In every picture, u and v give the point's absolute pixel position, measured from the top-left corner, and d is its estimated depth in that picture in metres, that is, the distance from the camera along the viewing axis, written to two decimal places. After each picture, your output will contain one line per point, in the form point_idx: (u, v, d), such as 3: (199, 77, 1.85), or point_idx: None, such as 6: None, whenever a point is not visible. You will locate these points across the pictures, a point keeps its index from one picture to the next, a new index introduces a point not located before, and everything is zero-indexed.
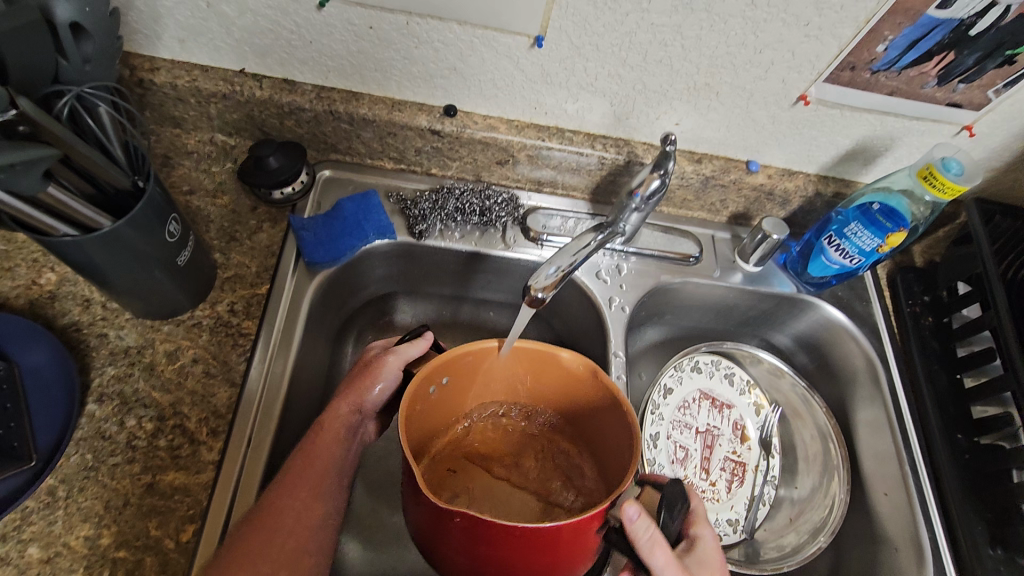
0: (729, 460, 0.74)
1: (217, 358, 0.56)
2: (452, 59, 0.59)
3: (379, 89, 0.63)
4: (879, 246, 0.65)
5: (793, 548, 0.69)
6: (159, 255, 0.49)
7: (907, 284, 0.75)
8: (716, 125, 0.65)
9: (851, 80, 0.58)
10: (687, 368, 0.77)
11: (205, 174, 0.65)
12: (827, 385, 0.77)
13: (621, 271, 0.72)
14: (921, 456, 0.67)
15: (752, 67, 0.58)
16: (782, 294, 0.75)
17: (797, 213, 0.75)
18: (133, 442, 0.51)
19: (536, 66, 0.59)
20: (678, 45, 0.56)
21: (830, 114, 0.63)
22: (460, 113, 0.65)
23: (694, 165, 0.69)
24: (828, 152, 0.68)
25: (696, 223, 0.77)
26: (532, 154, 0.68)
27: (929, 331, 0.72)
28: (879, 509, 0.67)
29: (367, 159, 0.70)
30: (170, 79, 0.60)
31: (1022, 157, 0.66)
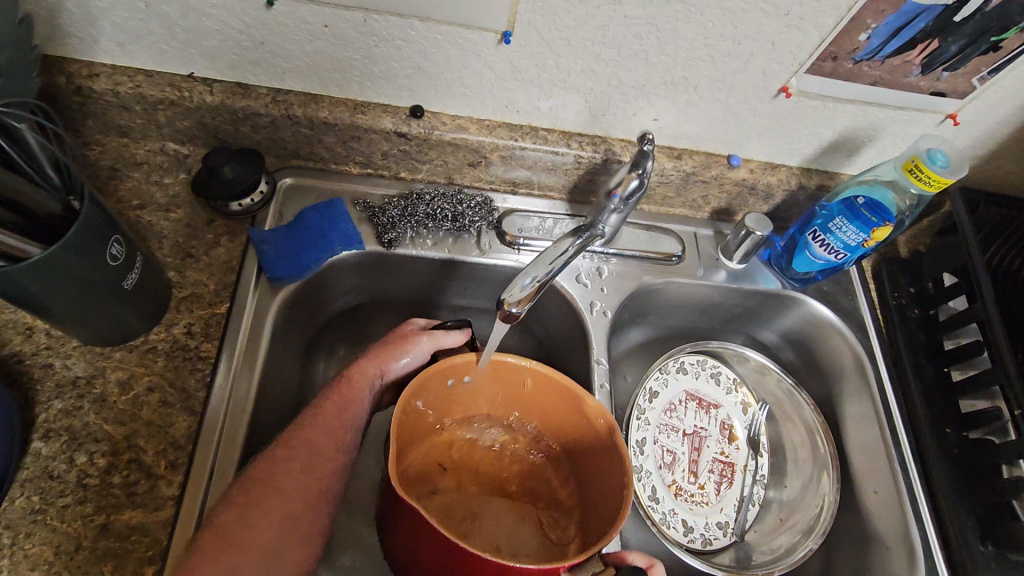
0: (717, 462, 0.72)
1: (174, 385, 0.52)
2: (415, 58, 0.55)
3: (340, 91, 0.59)
4: (864, 241, 0.63)
5: (785, 550, 0.68)
6: (102, 281, 0.45)
7: (892, 276, 0.74)
8: (696, 120, 0.63)
9: (833, 71, 0.56)
10: (673, 370, 0.75)
11: (157, 187, 0.61)
12: (814, 381, 0.76)
13: (602, 274, 0.69)
14: (911, 452, 0.66)
15: (731, 60, 0.55)
16: (767, 291, 0.73)
17: (780, 208, 0.73)
18: (85, 481, 0.47)
19: (504, 63, 0.56)
20: (653, 38, 0.53)
21: (812, 106, 0.60)
22: (428, 114, 0.62)
23: (674, 162, 0.67)
24: (811, 145, 0.66)
25: (678, 220, 0.75)
26: (505, 155, 0.65)
27: (916, 324, 0.71)
28: (869, 508, 0.66)
29: (332, 164, 0.66)
30: (112, 86, 0.55)
31: (1007, 144, 0.65)
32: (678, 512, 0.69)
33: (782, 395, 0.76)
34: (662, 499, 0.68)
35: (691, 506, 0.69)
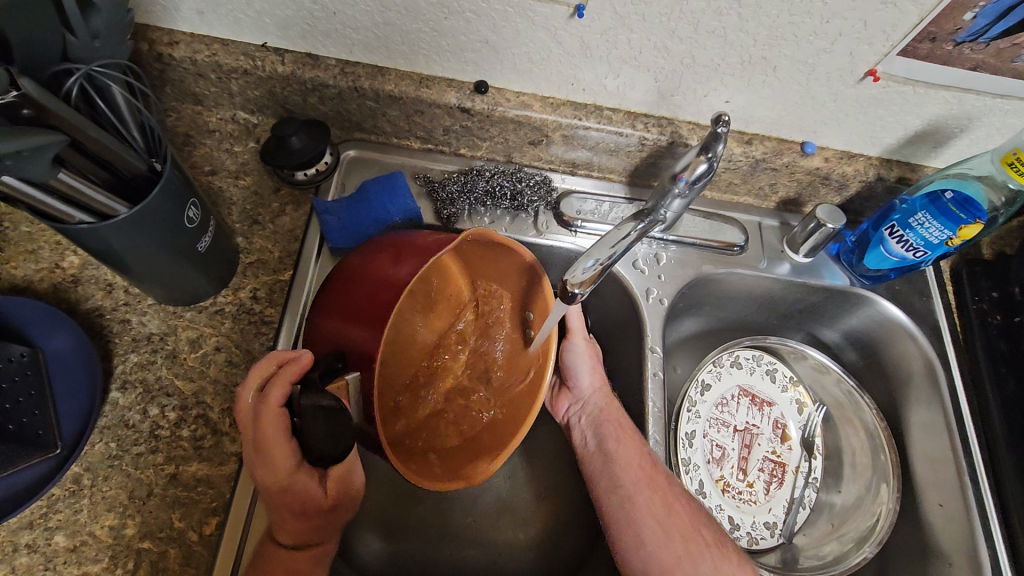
0: (768, 460, 0.70)
1: (239, 347, 0.54)
2: (484, 31, 0.55)
3: (406, 64, 0.59)
4: (948, 239, 0.59)
5: (835, 557, 0.66)
6: (178, 241, 0.47)
7: (973, 279, 0.69)
8: (772, 103, 0.60)
9: (929, 54, 0.52)
10: (726, 363, 0.73)
11: (227, 154, 0.63)
12: (877, 384, 0.72)
13: (660, 261, 0.68)
14: (982, 466, 0.62)
15: (817, 39, 0.52)
16: (833, 287, 0.69)
17: (853, 200, 0.69)
18: (157, 432, 0.50)
19: (574, 38, 0.54)
20: (734, 14, 0.50)
21: (901, 91, 0.56)
22: (492, 90, 0.61)
23: (744, 147, 0.64)
24: (894, 134, 0.62)
25: (742, 209, 0.72)
26: (568, 134, 0.63)
27: (998, 332, 0.66)
28: (931, 521, 0.63)
29: (393, 138, 0.66)
30: (190, 54, 0.57)
31: None
32: (724, 508, 0.67)
33: (841, 396, 0.73)
34: (709, 494, 0.67)
35: (739, 504, 0.68)
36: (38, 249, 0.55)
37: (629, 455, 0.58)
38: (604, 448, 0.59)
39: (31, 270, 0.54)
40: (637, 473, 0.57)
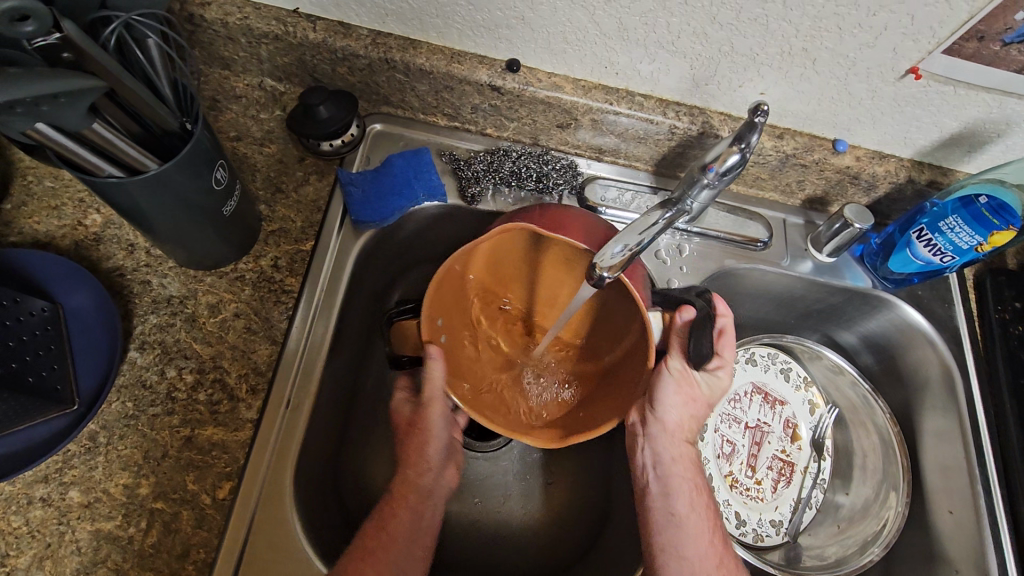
0: (777, 459, 0.70)
1: (258, 314, 0.54)
2: (521, 7, 0.54)
3: (439, 38, 0.58)
4: (979, 245, 0.58)
5: (837, 560, 0.65)
6: (204, 203, 0.46)
7: (997, 288, 0.68)
8: (807, 97, 0.59)
9: (975, 54, 0.51)
10: (742, 360, 0.72)
11: (253, 121, 0.62)
12: (893, 389, 0.71)
13: (683, 252, 0.67)
14: (996, 476, 0.62)
15: (861, 32, 0.51)
16: (854, 288, 0.69)
17: (881, 201, 0.68)
18: (174, 394, 0.50)
19: (613, 19, 0.53)
20: (779, 2, 0.49)
21: (941, 91, 0.55)
22: (524, 69, 0.60)
23: (775, 141, 0.63)
24: (929, 136, 0.61)
25: (767, 204, 0.71)
26: (597, 118, 0.63)
27: (1018, 342, 0.66)
28: (940, 527, 0.63)
29: (420, 114, 0.66)
30: (222, 15, 0.56)
31: None
32: (731, 504, 0.67)
33: (855, 399, 0.72)
34: (717, 489, 0.67)
35: (746, 500, 0.68)
36: (61, 205, 0.54)
37: (687, 515, 0.55)
38: (671, 506, 0.55)
39: (53, 226, 0.53)
40: (692, 535, 0.54)
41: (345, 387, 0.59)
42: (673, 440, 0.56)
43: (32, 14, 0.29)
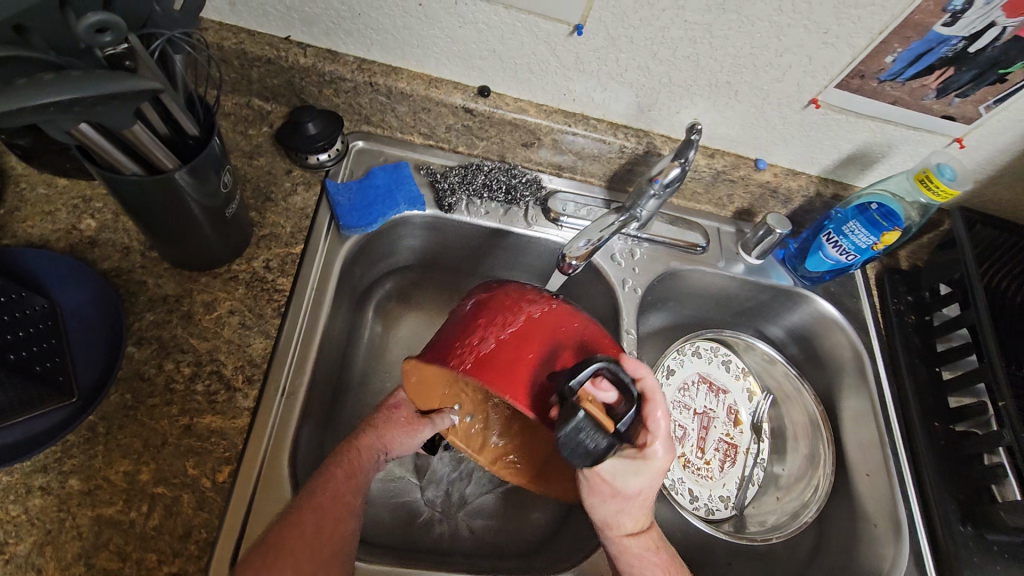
0: (723, 441, 0.79)
1: (253, 311, 0.57)
2: (492, 41, 0.62)
3: (418, 66, 0.66)
4: (874, 244, 0.70)
5: (776, 524, 0.73)
6: (210, 205, 0.51)
7: (893, 284, 0.80)
8: (732, 123, 0.70)
9: (859, 88, 0.63)
10: (688, 352, 0.81)
11: (242, 136, 0.67)
12: (816, 375, 0.82)
13: (634, 255, 0.76)
14: (903, 442, 0.71)
15: (771, 69, 0.62)
16: (779, 286, 0.80)
17: (797, 212, 0.80)
18: (172, 385, 0.52)
19: (571, 53, 0.63)
20: (706, 43, 0.60)
21: (836, 118, 0.68)
22: (493, 94, 0.68)
23: (708, 160, 0.74)
24: (830, 156, 0.74)
25: (703, 215, 0.82)
26: (557, 138, 0.71)
27: (912, 328, 0.77)
28: (859, 488, 0.72)
29: (398, 132, 0.72)
30: (218, 40, 0.61)
31: (1002, 171, 0.74)
32: (685, 481, 0.75)
33: (784, 385, 0.83)
34: (672, 468, 0.75)
35: (698, 478, 0.76)
36: (56, 210, 0.57)
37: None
38: None
39: (48, 230, 0.56)
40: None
41: (330, 381, 0.62)
42: (614, 535, 0.54)
43: (110, 27, 0.35)
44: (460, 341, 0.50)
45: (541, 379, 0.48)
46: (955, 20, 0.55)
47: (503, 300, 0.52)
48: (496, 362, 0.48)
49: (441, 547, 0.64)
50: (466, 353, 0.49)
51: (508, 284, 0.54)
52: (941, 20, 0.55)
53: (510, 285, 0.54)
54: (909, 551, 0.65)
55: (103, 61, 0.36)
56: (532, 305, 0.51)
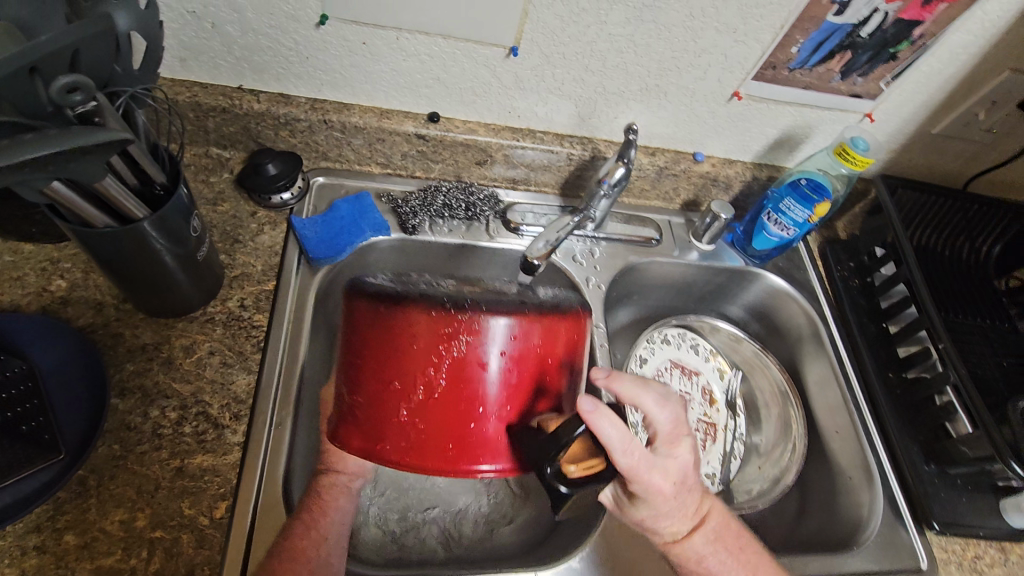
0: (702, 421, 0.82)
1: (233, 349, 0.59)
2: (436, 70, 0.66)
3: (368, 100, 0.69)
4: (809, 217, 0.76)
5: (761, 492, 0.77)
6: (182, 250, 0.52)
7: (835, 254, 0.87)
8: (666, 122, 0.76)
9: (773, 78, 0.70)
10: (658, 340, 0.85)
11: (204, 185, 0.69)
12: (779, 346, 0.87)
13: (594, 254, 0.80)
14: (863, 397, 0.76)
15: (693, 69, 0.68)
16: (732, 268, 0.85)
17: (739, 197, 0.86)
18: (159, 431, 0.53)
19: (510, 73, 0.67)
20: (631, 51, 0.65)
21: (758, 107, 0.74)
22: (443, 119, 0.72)
23: (650, 158, 0.79)
24: (760, 142, 0.80)
25: (654, 210, 0.87)
26: (507, 154, 0.75)
27: (857, 291, 0.84)
28: (831, 446, 0.77)
29: (356, 165, 0.75)
30: (172, 95, 0.64)
31: (912, 139, 0.81)
32: None
33: (750, 360, 0.88)
34: None
35: None
36: (24, 275, 0.57)
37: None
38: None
39: (18, 294, 0.56)
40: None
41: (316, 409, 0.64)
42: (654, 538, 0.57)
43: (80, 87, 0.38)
44: (381, 432, 0.42)
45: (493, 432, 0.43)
46: (844, 9, 0.62)
47: (405, 353, 0.42)
48: (433, 449, 0.42)
49: (444, 557, 0.64)
50: (397, 447, 0.42)
51: (401, 313, 0.41)
52: (832, 11, 0.62)
53: (402, 310, 0.41)
54: (883, 496, 0.69)
55: (74, 119, 0.39)
56: (442, 342, 0.41)
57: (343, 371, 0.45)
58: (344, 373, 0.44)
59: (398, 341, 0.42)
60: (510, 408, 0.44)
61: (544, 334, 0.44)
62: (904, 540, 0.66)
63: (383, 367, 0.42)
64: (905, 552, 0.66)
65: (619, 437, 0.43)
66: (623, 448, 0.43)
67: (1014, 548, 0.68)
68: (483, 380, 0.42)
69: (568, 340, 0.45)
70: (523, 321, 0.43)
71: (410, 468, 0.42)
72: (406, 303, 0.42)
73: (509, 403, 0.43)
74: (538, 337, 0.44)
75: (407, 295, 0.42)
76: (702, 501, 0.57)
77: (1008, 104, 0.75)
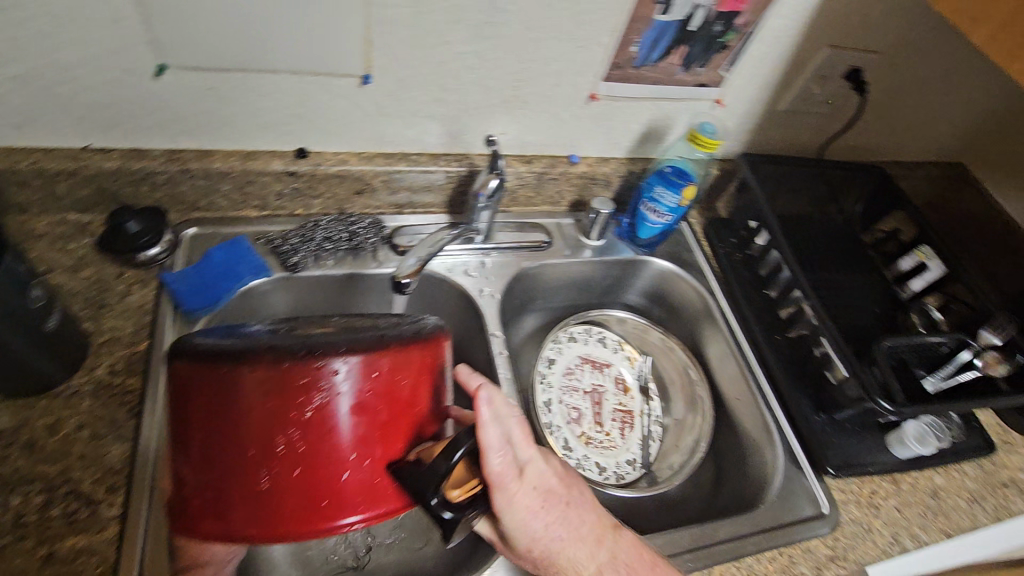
0: (617, 411, 0.84)
1: (104, 419, 0.56)
2: (293, 106, 0.66)
3: (230, 144, 0.68)
4: (680, 201, 0.80)
5: (680, 465, 0.81)
6: (24, 322, 0.49)
7: (717, 232, 0.93)
8: (535, 130, 0.79)
9: (623, 77, 0.74)
10: (564, 339, 0.87)
11: (62, 253, 0.66)
12: (680, 326, 0.92)
13: (485, 266, 0.82)
14: (756, 360, 0.81)
15: (546, 78, 0.71)
16: (624, 259, 0.88)
17: (621, 192, 0.90)
18: (22, 519, 0.49)
19: (369, 101, 0.68)
20: (483, 67, 0.68)
21: (617, 106, 0.78)
22: (312, 154, 0.72)
23: (527, 166, 0.82)
24: (627, 138, 0.84)
25: (543, 215, 0.89)
26: (385, 180, 0.76)
27: (740, 263, 0.89)
28: (736, 411, 0.82)
29: (231, 211, 0.74)
30: (10, 164, 0.61)
31: (764, 118, 0.88)
32: (590, 457, 0.79)
33: (659, 347, 0.91)
34: (574, 449, 0.79)
35: (601, 451, 0.80)
36: None
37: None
38: None
39: None
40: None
41: None
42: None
43: None
44: (232, 509, 0.40)
45: (358, 483, 0.42)
46: (668, 8, 0.67)
47: (248, 416, 0.39)
48: (292, 511, 0.40)
49: None
50: (253, 522, 0.40)
51: (233, 377, 0.39)
52: (658, 10, 0.67)
53: (235, 368, 0.39)
54: (783, 452, 0.74)
55: None
56: (284, 396, 0.39)
57: (185, 442, 0.41)
58: (189, 444, 0.41)
59: (238, 403, 0.39)
60: (372, 449, 0.43)
61: (396, 369, 0.43)
62: (805, 488, 0.71)
63: (227, 434, 0.40)
64: (809, 498, 0.70)
65: (496, 441, 0.47)
66: (499, 452, 0.47)
67: (903, 477, 0.76)
68: (340, 433, 0.41)
69: (424, 370, 0.45)
70: (369, 360, 0.41)
71: (272, 535, 0.40)
72: (239, 359, 0.39)
73: (371, 449, 0.42)
74: (389, 371, 0.43)
75: (240, 351, 0.39)
76: (599, 532, 0.57)
77: (835, 77, 0.83)
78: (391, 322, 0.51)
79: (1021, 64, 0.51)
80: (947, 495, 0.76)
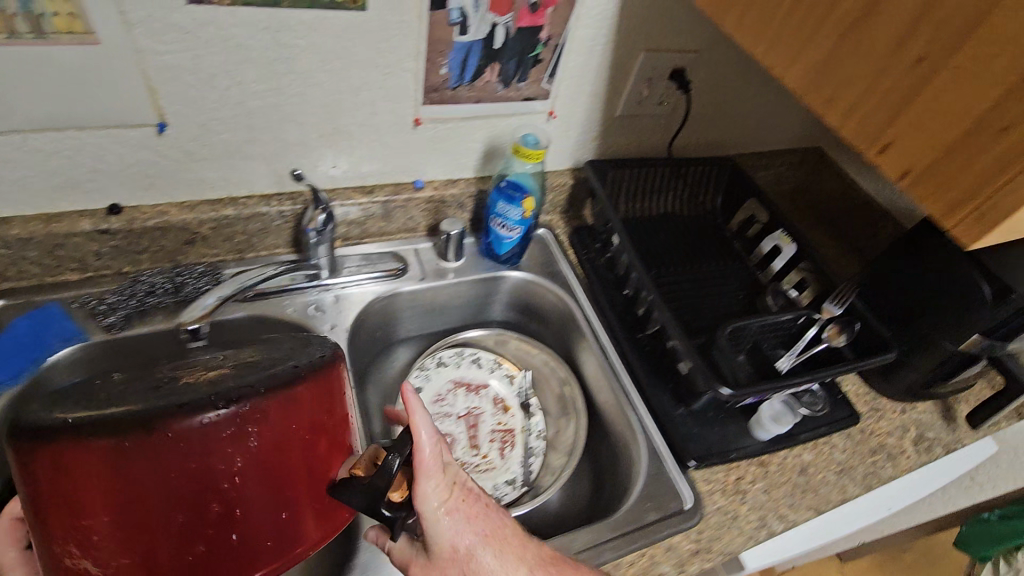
0: (496, 431, 0.83)
1: None
2: (89, 162, 0.64)
3: (30, 208, 0.65)
4: (523, 213, 0.81)
5: (561, 467, 0.80)
6: None
7: (581, 239, 0.94)
8: (368, 159, 0.78)
9: (442, 99, 0.74)
10: (432, 366, 0.86)
11: None
12: (555, 335, 0.91)
13: (335, 300, 0.80)
14: (620, 361, 0.81)
15: (361, 107, 0.71)
16: (487, 276, 0.88)
17: (478, 211, 0.90)
18: None
19: (175, 149, 0.66)
20: (288, 103, 0.67)
21: (446, 128, 0.78)
22: (128, 208, 0.70)
23: (368, 196, 0.81)
24: (471, 157, 0.84)
25: (399, 242, 0.88)
26: (215, 226, 0.74)
27: (602, 266, 0.90)
28: (607, 414, 0.81)
29: (47, 277, 0.70)
30: None
31: (606, 124, 0.90)
32: None
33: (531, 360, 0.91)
34: None
35: (477, 474, 0.79)
36: None
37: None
38: None
39: None
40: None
41: None
42: None
43: None
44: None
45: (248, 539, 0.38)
46: (465, 28, 0.67)
47: (137, 476, 0.34)
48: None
49: None
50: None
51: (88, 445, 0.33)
52: (455, 31, 0.67)
53: (85, 439, 0.33)
54: (646, 450, 0.73)
55: None
56: (157, 457, 0.34)
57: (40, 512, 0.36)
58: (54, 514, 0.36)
59: (99, 472, 0.34)
60: (266, 499, 0.38)
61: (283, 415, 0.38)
62: (669, 483, 0.71)
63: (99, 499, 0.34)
64: (671, 493, 0.70)
65: (432, 456, 0.46)
66: (435, 465, 0.46)
67: (772, 459, 0.76)
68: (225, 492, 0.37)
69: (326, 396, 0.41)
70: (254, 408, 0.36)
71: None
72: (95, 427, 0.33)
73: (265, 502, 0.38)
74: (275, 417, 0.38)
75: (84, 424, 0.33)
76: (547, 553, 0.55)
77: (661, 78, 0.86)
78: (297, 346, 0.45)
79: (896, 95, 0.42)
80: (815, 470, 0.77)
